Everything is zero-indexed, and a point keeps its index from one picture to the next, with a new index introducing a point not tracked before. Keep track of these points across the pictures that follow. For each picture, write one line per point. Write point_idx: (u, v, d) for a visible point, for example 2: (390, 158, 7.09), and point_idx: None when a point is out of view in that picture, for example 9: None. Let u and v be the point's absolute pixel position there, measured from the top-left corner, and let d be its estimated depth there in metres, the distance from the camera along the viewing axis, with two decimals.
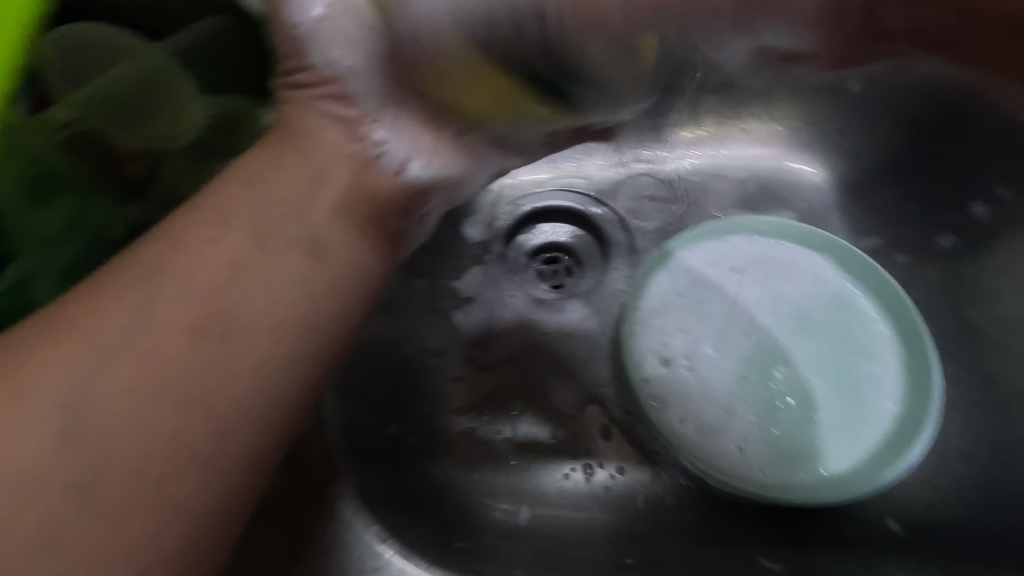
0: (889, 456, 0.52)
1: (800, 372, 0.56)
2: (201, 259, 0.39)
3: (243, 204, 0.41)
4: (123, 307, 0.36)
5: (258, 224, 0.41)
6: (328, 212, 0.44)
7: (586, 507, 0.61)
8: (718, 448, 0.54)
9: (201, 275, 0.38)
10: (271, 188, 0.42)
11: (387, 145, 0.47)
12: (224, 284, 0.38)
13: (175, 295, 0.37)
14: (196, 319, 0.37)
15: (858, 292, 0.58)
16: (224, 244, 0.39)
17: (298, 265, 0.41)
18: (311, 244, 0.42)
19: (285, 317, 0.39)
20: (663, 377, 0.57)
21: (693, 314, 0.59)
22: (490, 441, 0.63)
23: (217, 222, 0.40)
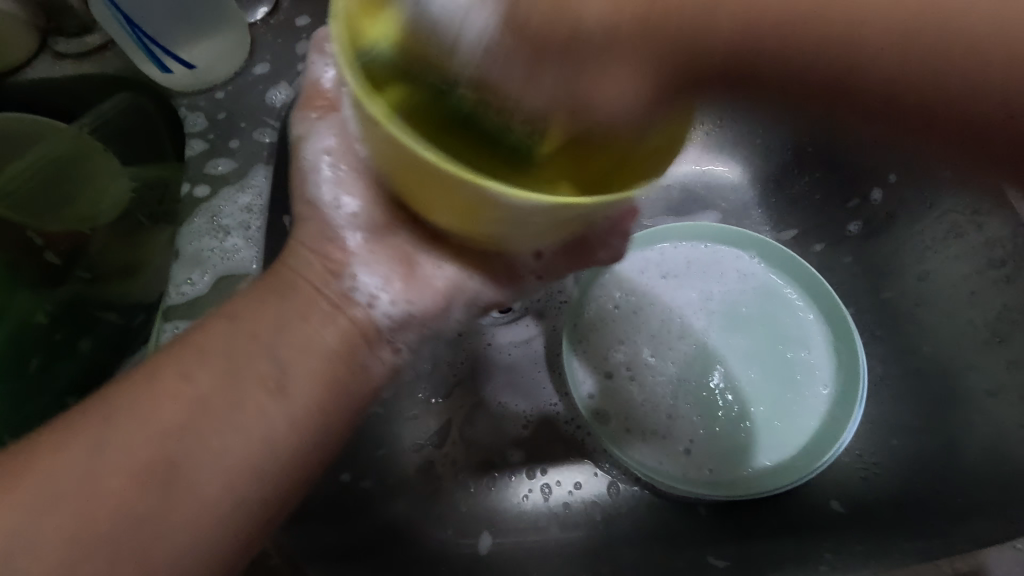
0: (826, 437, 0.49)
1: (736, 368, 0.53)
2: (158, 402, 0.32)
3: (213, 339, 0.34)
4: (74, 459, 0.30)
5: (223, 361, 0.33)
6: (301, 349, 0.34)
7: (542, 523, 0.50)
8: (657, 457, 0.50)
9: (159, 425, 0.31)
10: (245, 321, 0.35)
11: (361, 284, 0.36)
12: (178, 430, 0.31)
13: (133, 439, 0.31)
14: (151, 468, 0.30)
15: (781, 282, 0.55)
16: (187, 389, 0.32)
17: (263, 401, 0.33)
18: (276, 378, 0.33)
19: (243, 464, 0.32)
20: (607, 391, 0.52)
21: (628, 323, 0.55)
22: (438, 491, 0.51)
23: (182, 363, 0.33)
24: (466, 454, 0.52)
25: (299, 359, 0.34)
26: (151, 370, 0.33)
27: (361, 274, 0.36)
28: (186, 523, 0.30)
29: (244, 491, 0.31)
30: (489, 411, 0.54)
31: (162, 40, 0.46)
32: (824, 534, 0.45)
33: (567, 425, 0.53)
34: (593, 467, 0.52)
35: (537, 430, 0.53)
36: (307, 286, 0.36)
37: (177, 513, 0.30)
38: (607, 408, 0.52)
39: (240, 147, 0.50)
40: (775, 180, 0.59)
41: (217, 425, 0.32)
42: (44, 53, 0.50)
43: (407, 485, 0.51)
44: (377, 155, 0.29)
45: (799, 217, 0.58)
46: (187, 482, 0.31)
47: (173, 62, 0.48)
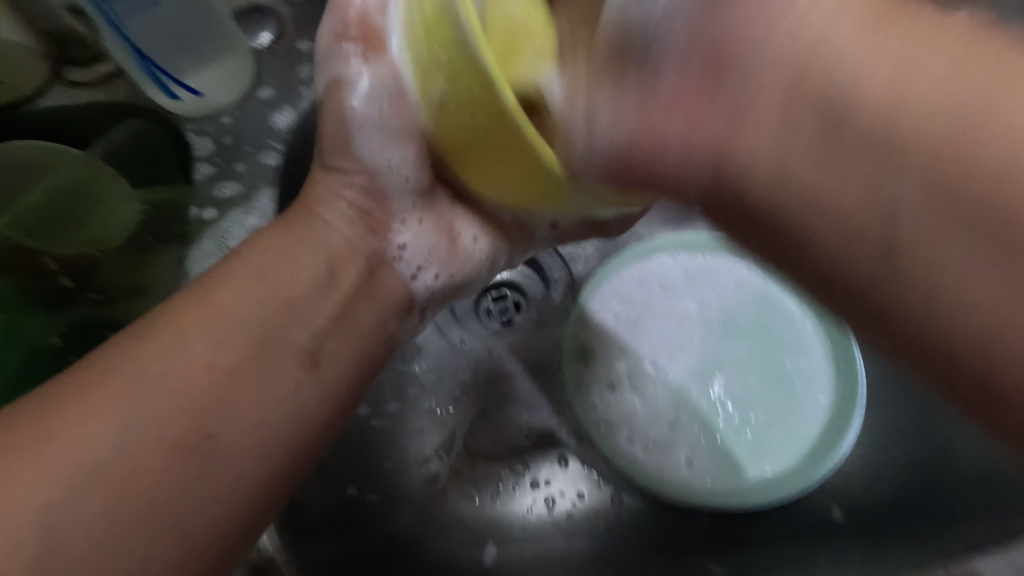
0: (825, 446, 0.49)
1: (737, 377, 0.53)
2: (195, 370, 0.30)
3: (241, 296, 0.33)
4: (102, 403, 0.28)
5: (257, 322, 0.33)
6: (334, 320, 0.36)
7: (546, 534, 0.50)
8: (659, 467, 0.50)
9: (195, 394, 0.30)
10: (282, 284, 0.35)
11: (404, 253, 0.40)
12: (216, 402, 0.30)
13: (164, 403, 0.29)
14: (197, 442, 0.29)
15: (779, 291, 0.56)
16: (226, 352, 0.32)
17: (298, 373, 0.33)
18: (310, 353, 0.34)
19: (275, 438, 0.31)
20: (610, 402, 0.53)
21: (629, 334, 0.55)
22: (444, 502, 0.51)
23: (213, 318, 0.32)
24: (471, 464, 0.53)
25: (333, 335, 0.35)
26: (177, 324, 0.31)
27: (404, 240, 0.40)
28: (227, 491, 0.29)
29: (274, 468, 0.31)
30: (493, 421, 0.54)
31: (170, 70, 0.48)
32: (826, 545, 0.46)
33: (569, 435, 0.54)
34: (596, 477, 0.52)
35: (540, 440, 0.54)
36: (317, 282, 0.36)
37: (210, 493, 0.29)
38: (610, 419, 0.52)
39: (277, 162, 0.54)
40: None
41: (254, 395, 0.31)
42: (53, 84, 0.52)
43: (414, 496, 0.51)
44: (437, 125, 0.32)
45: None
46: (221, 459, 0.30)
47: (180, 90, 0.50)
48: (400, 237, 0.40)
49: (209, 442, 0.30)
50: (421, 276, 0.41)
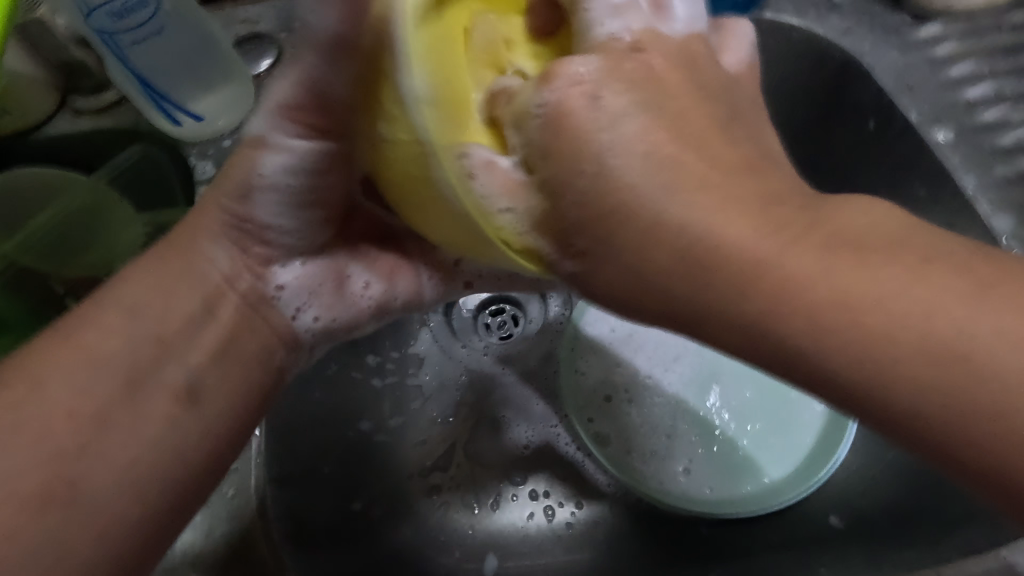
0: (822, 454, 0.50)
1: (733, 386, 0.54)
2: (53, 417, 0.30)
3: (111, 336, 0.32)
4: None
5: (120, 363, 0.32)
6: (213, 355, 0.34)
7: (546, 545, 0.51)
8: (656, 477, 0.51)
9: (55, 441, 0.29)
10: (157, 318, 0.33)
11: (283, 293, 0.37)
12: (77, 450, 0.30)
13: (19, 450, 0.29)
14: (47, 491, 0.28)
15: None
16: (88, 398, 0.31)
17: (172, 410, 0.32)
18: (186, 387, 0.33)
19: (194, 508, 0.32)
20: (607, 413, 0.54)
21: (627, 347, 0.56)
22: (446, 517, 0.52)
23: (75, 357, 0.31)
24: (470, 473, 0.54)
25: (213, 370, 0.34)
26: (47, 362, 0.31)
27: (285, 279, 0.37)
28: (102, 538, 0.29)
29: (154, 503, 0.31)
30: (485, 433, 0.55)
31: (173, 98, 0.50)
32: (823, 551, 0.46)
33: (566, 446, 0.55)
34: (595, 487, 0.53)
35: (538, 449, 0.55)
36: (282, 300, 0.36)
37: (81, 535, 0.28)
38: (606, 430, 0.53)
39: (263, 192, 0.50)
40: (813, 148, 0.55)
41: (125, 431, 0.31)
42: (62, 112, 0.54)
43: (413, 509, 0.52)
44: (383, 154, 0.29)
45: None
46: (89, 528, 0.29)
47: (182, 115, 0.51)
48: (281, 278, 0.37)
49: (67, 491, 0.29)
50: (302, 318, 0.38)
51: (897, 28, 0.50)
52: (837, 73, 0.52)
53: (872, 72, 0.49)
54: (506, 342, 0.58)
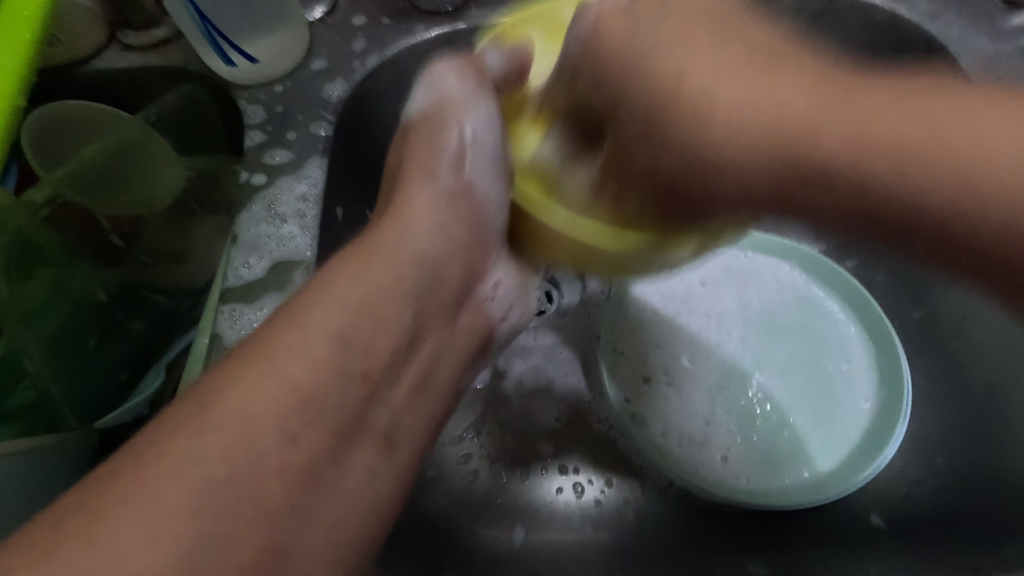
0: (867, 453, 0.48)
1: (776, 377, 0.53)
2: (266, 468, 0.26)
3: (313, 371, 0.29)
4: (186, 490, 0.24)
5: (327, 402, 0.29)
6: (410, 391, 0.34)
7: (575, 523, 0.50)
8: (693, 462, 0.50)
9: (268, 494, 0.26)
10: (360, 354, 0.31)
11: (497, 292, 0.40)
12: (290, 507, 0.26)
13: (252, 433, 0.26)
14: (262, 546, 0.25)
15: (822, 294, 0.55)
16: (296, 449, 0.27)
17: (372, 457, 0.31)
18: (385, 434, 0.32)
19: (362, 507, 0.30)
20: (644, 394, 0.53)
21: (667, 329, 0.55)
22: (476, 486, 0.51)
23: (275, 391, 0.28)
24: (500, 441, 0.53)
25: (406, 409, 0.33)
26: (253, 392, 0.27)
27: (498, 278, 0.40)
28: (323, 546, 0.27)
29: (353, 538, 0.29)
30: (517, 400, 0.55)
31: (228, 34, 0.47)
32: (868, 550, 0.44)
33: (599, 424, 0.54)
34: (626, 469, 0.52)
35: (569, 423, 0.54)
36: (438, 304, 0.36)
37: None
38: (643, 411, 0.52)
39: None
40: None
41: (343, 458, 0.29)
42: (109, 47, 0.52)
43: (445, 477, 0.51)
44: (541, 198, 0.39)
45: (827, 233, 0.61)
46: (301, 561, 0.26)
47: (235, 55, 0.49)
48: (495, 277, 0.40)
49: (283, 546, 0.26)
50: (506, 319, 0.42)
51: (988, 16, 0.48)
52: (918, 61, 0.50)
53: (958, 58, 0.47)
54: (541, 316, 0.58)
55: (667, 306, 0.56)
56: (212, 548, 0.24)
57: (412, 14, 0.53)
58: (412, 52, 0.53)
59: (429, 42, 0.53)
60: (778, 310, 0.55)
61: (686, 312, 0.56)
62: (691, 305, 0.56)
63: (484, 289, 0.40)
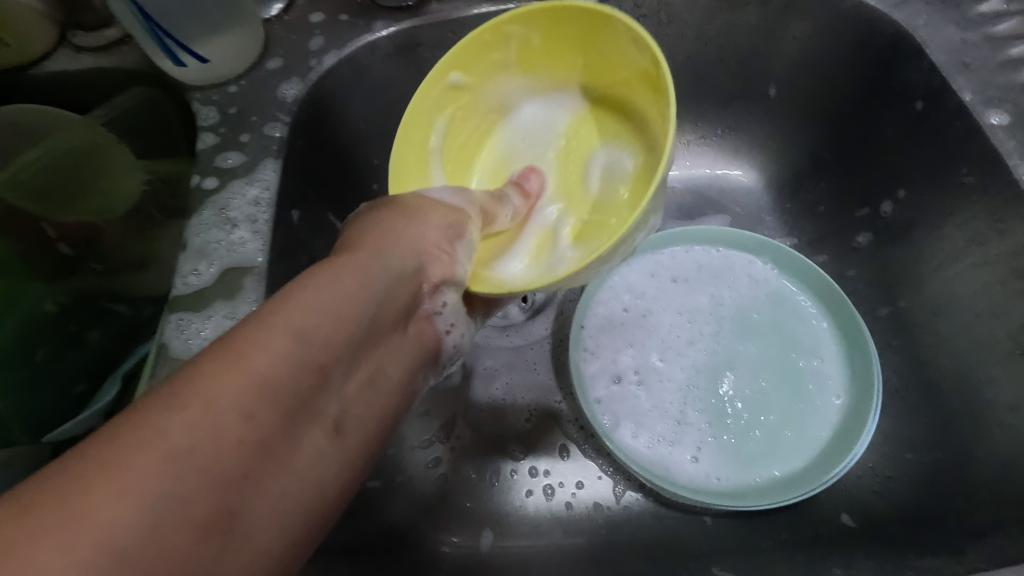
0: (838, 451, 0.47)
1: (748, 374, 0.52)
2: (223, 444, 0.22)
3: (274, 356, 0.25)
4: (142, 456, 0.20)
5: (287, 386, 0.25)
6: (363, 385, 0.29)
7: (544, 526, 0.50)
8: (663, 463, 0.49)
9: (223, 466, 0.21)
10: (323, 343, 0.27)
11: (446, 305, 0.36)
12: (242, 480, 0.22)
13: (216, 402, 0.22)
14: (212, 520, 0.21)
15: (794, 290, 0.55)
16: (254, 428, 0.23)
17: (324, 445, 0.26)
18: (334, 421, 0.27)
19: (307, 501, 0.25)
20: (614, 395, 0.52)
21: (638, 329, 0.55)
22: (445, 492, 0.50)
23: (232, 373, 0.23)
24: (467, 443, 0.53)
25: (360, 401, 0.29)
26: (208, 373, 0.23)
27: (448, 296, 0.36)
28: (268, 529, 0.23)
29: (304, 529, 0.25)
30: (486, 403, 0.54)
31: (177, 34, 0.45)
32: (836, 550, 0.44)
33: (569, 425, 0.53)
34: (598, 469, 0.52)
35: (540, 424, 0.53)
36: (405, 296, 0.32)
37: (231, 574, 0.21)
38: (613, 412, 0.51)
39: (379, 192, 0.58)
40: (837, 121, 0.56)
41: (295, 448, 0.25)
42: (61, 48, 0.51)
43: (413, 483, 0.50)
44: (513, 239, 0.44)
45: (801, 228, 0.60)
46: (245, 540, 0.22)
47: (186, 55, 0.46)
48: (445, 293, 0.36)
49: (231, 521, 0.21)
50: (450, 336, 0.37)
51: (956, 2, 0.47)
52: (887, 50, 0.49)
53: (925, 47, 0.46)
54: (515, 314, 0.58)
55: (639, 305, 0.56)
56: (168, 512, 0.20)
57: (370, 10, 0.52)
58: (371, 49, 0.52)
59: (388, 39, 0.52)
60: (750, 308, 0.55)
61: (657, 313, 0.55)
62: (665, 305, 0.56)
63: (436, 301, 0.35)
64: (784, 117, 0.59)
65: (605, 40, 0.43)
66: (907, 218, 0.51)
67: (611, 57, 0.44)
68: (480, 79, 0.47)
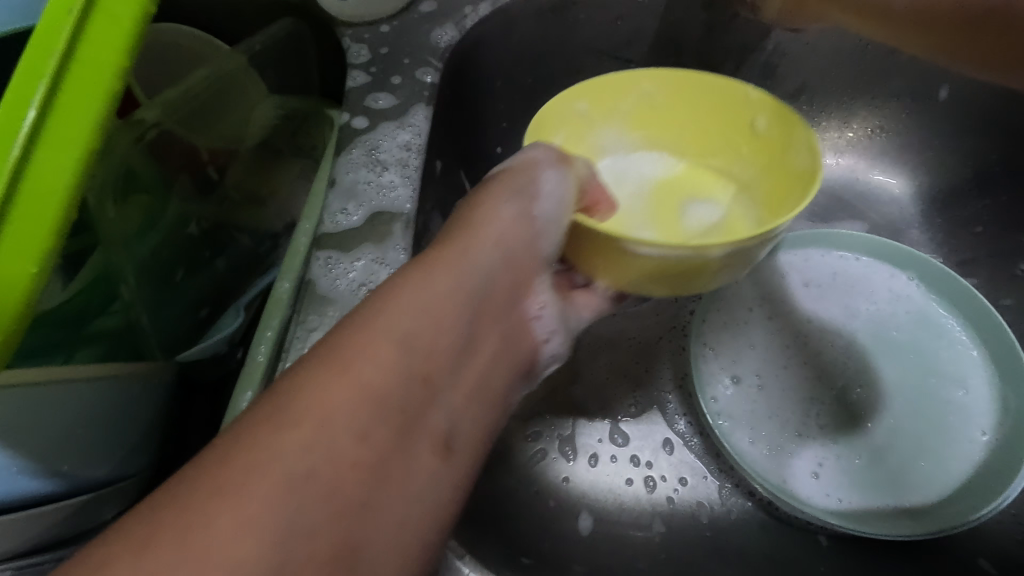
0: (982, 490, 0.44)
1: (881, 394, 0.49)
2: (340, 465, 0.24)
3: (381, 371, 0.27)
4: (268, 494, 0.22)
5: (393, 402, 0.27)
6: (467, 395, 0.31)
7: (644, 520, 0.47)
8: (781, 474, 0.46)
9: (343, 488, 0.24)
10: (422, 357, 0.29)
11: (544, 313, 0.38)
12: (361, 507, 0.24)
13: (323, 436, 0.24)
14: (336, 549, 0.23)
15: (942, 313, 0.51)
16: (367, 445, 0.25)
17: (435, 460, 0.28)
18: (446, 437, 0.29)
19: (422, 513, 0.27)
20: (733, 395, 0.50)
21: (762, 330, 0.52)
22: (547, 474, 0.49)
23: (335, 398, 0.25)
24: (572, 421, 0.51)
25: (465, 411, 0.31)
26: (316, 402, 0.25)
27: (545, 300, 0.38)
28: (393, 553, 0.25)
29: (424, 537, 0.27)
30: (590, 382, 0.53)
31: None
32: None
33: (675, 418, 0.51)
34: (703, 469, 0.49)
35: (644, 412, 0.52)
36: (500, 302, 0.34)
37: None
38: (730, 412, 0.49)
39: (503, 156, 0.56)
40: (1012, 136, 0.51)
41: (404, 468, 0.26)
42: None
43: (518, 456, 0.49)
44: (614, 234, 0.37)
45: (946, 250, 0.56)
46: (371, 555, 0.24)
47: None
48: (542, 300, 0.38)
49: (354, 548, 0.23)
50: (550, 343, 0.39)
51: None
52: None
53: None
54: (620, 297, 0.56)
55: (765, 306, 0.53)
56: (297, 550, 0.22)
57: None
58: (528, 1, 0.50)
59: None
60: (889, 326, 0.51)
61: (783, 316, 0.52)
62: (794, 308, 0.53)
63: (533, 305, 0.37)
64: (951, 123, 0.54)
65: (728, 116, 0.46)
66: None
67: (732, 120, 0.46)
68: (601, 116, 0.47)
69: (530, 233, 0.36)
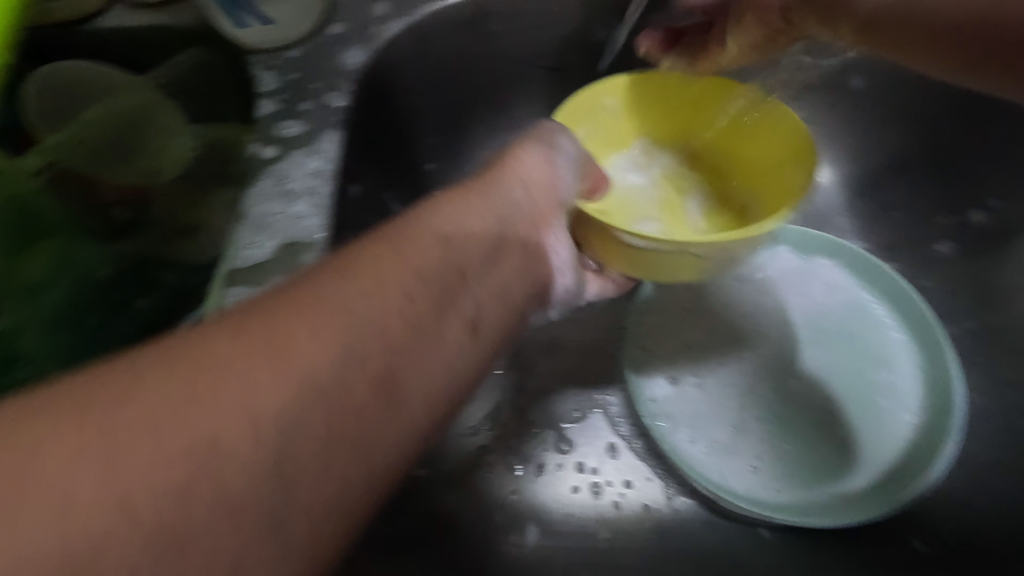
0: (907, 474, 0.45)
1: (815, 383, 0.50)
2: (373, 328, 0.25)
3: (409, 266, 0.27)
4: (256, 377, 0.21)
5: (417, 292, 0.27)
6: (495, 294, 0.31)
7: (591, 527, 0.48)
8: (721, 471, 0.47)
9: (365, 358, 0.24)
10: (453, 253, 0.29)
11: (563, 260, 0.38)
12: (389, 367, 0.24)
13: (333, 326, 0.24)
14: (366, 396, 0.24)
15: (872, 301, 0.52)
16: (390, 325, 0.25)
17: (464, 340, 0.28)
18: (472, 319, 0.29)
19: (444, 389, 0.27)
20: (671, 395, 0.50)
21: (698, 327, 0.53)
22: (493, 491, 0.49)
23: (333, 310, 0.24)
24: (518, 433, 0.51)
25: (494, 302, 0.31)
26: (281, 331, 0.23)
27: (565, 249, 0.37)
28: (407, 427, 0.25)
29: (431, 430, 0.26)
30: (533, 390, 0.53)
31: None
32: None
33: (618, 422, 0.52)
34: (648, 471, 0.50)
35: (587, 418, 0.52)
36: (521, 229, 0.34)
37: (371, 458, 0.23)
38: (671, 413, 0.49)
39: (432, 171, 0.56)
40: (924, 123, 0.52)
41: (427, 352, 0.26)
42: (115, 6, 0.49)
43: (463, 475, 0.49)
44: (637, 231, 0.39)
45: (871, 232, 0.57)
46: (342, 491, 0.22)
47: (249, 19, 0.45)
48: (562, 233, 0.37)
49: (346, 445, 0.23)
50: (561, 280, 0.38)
51: None
52: None
53: None
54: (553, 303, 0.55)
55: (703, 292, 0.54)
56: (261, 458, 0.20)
57: None
58: (441, 16, 0.49)
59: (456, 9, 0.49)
60: (824, 314, 0.52)
61: (724, 308, 0.53)
62: (731, 300, 0.53)
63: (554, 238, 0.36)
64: (866, 113, 0.54)
65: (747, 133, 0.46)
66: (1002, 228, 0.51)
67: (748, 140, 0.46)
68: (629, 111, 0.47)
69: (552, 171, 0.37)
